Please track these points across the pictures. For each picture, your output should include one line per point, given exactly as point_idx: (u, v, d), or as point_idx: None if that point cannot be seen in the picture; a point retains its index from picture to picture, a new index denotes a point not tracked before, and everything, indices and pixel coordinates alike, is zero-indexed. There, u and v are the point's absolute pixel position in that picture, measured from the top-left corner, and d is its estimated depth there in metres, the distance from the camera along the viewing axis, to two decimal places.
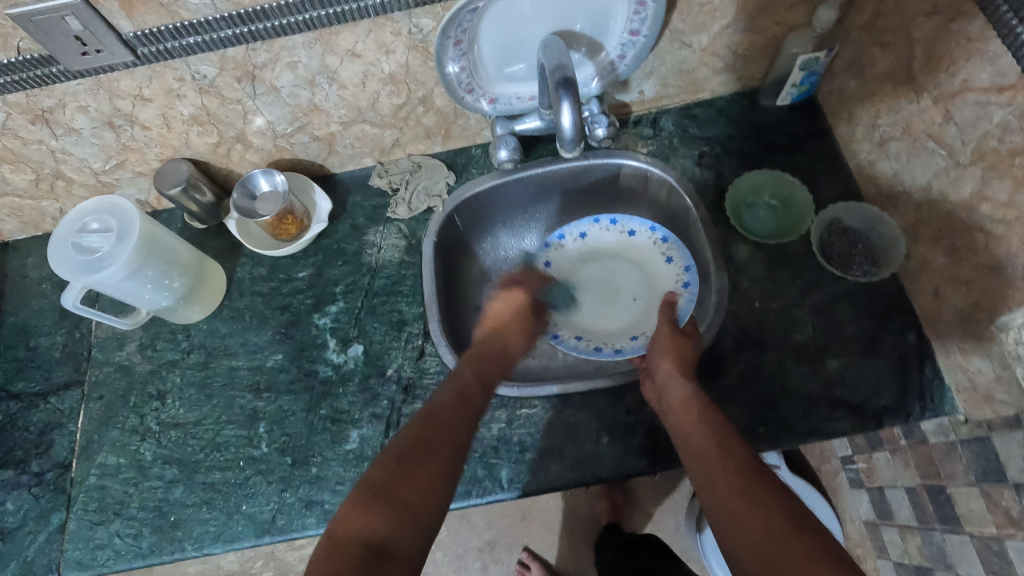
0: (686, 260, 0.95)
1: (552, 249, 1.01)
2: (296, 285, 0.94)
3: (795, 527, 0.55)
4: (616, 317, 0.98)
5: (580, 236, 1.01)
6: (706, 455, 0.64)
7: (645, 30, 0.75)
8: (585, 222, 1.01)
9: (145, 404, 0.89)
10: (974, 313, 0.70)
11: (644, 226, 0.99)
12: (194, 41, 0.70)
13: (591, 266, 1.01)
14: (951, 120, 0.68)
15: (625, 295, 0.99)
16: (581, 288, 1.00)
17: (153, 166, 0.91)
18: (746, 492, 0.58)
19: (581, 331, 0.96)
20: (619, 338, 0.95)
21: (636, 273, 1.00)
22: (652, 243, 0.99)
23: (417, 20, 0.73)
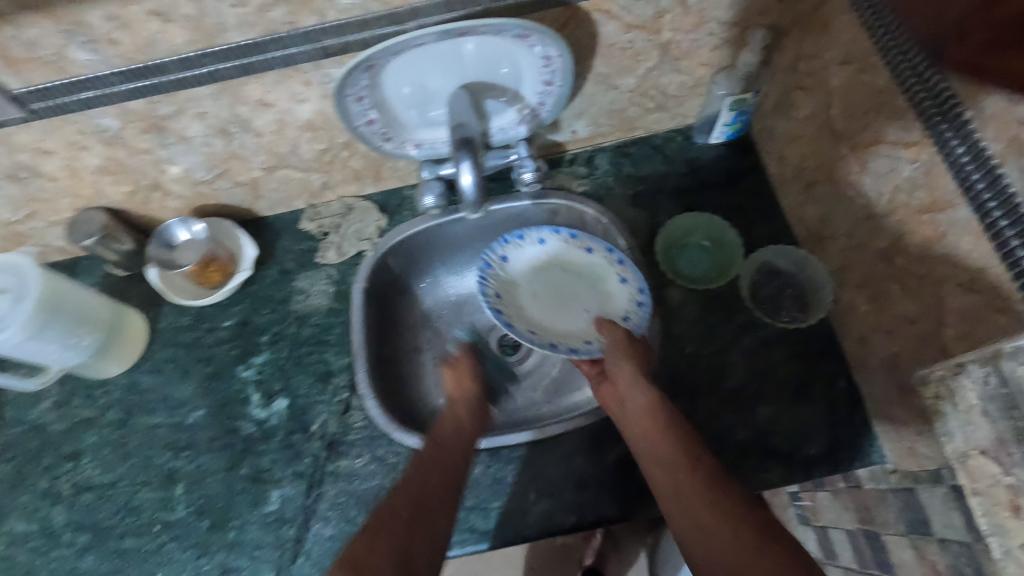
0: (641, 283, 0.83)
1: (510, 247, 0.90)
2: (221, 334, 0.91)
3: (767, 535, 0.55)
4: (567, 324, 0.88)
5: (537, 243, 0.90)
6: (670, 464, 0.64)
7: (558, 81, 0.73)
8: (545, 228, 0.89)
9: (59, 466, 0.85)
10: (896, 363, 0.69)
11: (602, 245, 0.87)
12: (90, 95, 0.67)
13: (550, 269, 0.91)
14: (867, 170, 0.67)
15: (580, 305, 0.89)
16: (535, 292, 0.91)
17: (66, 215, 0.87)
18: (716, 503, 0.59)
19: (532, 328, 0.87)
20: (569, 340, 0.86)
21: (593, 288, 0.89)
22: (609, 262, 0.87)
23: (326, 70, 0.70)
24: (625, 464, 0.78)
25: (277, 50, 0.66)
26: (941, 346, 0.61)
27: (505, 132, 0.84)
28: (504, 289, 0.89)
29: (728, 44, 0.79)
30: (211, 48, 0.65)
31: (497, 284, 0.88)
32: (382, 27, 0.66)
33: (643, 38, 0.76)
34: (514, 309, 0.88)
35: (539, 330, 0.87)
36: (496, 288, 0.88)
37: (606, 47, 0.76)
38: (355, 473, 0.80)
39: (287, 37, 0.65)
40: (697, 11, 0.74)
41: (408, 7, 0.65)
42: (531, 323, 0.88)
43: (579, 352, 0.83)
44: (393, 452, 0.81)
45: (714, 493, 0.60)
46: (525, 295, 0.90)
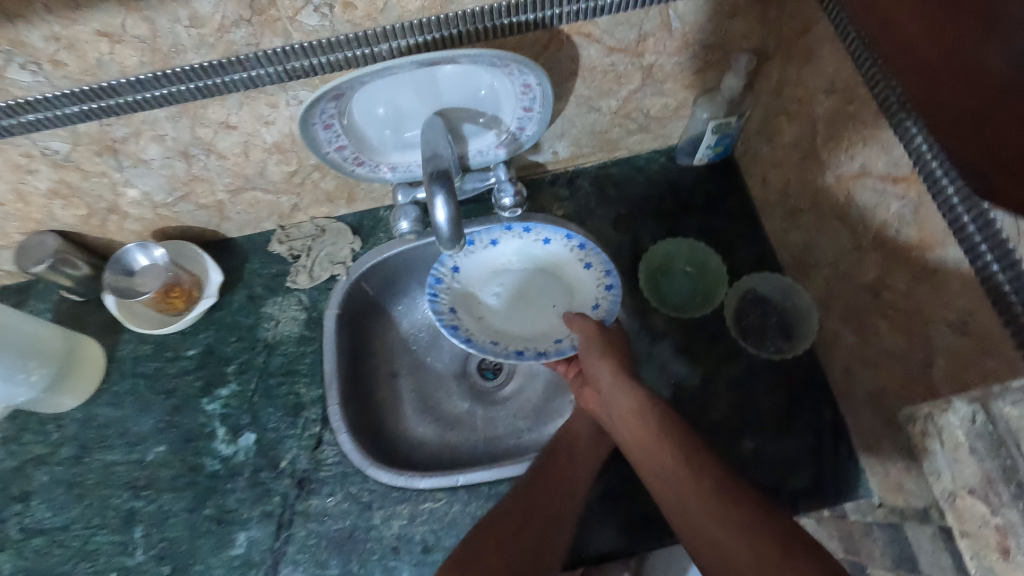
0: (606, 262, 0.83)
1: (462, 254, 0.86)
2: (184, 364, 0.86)
3: (784, 543, 0.52)
4: (536, 324, 0.86)
5: (490, 245, 0.87)
6: (673, 476, 0.62)
7: (538, 107, 0.71)
8: (495, 228, 0.85)
9: (7, 508, 0.79)
10: (882, 397, 0.68)
11: (558, 233, 0.85)
12: (35, 118, 0.63)
13: (506, 273, 0.89)
14: (853, 201, 0.66)
15: (545, 302, 0.87)
16: (497, 296, 0.88)
17: (15, 239, 0.82)
18: (724, 515, 0.57)
19: (498, 337, 0.83)
20: (540, 341, 0.83)
21: (553, 282, 0.88)
22: (569, 250, 0.86)
23: (293, 92, 0.67)
24: (608, 500, 0.75)
25: (239, 72, 0.63)
26: (928, 385, 0.59)
27: (484, 155, 0.80)
28: (461, 302, 0.86)
29: (711, 67, 0.78)
30: (167, 70, 0.61)
31: (452, 296, 0.85)
32: (351, 49, 0.63)
33: (625, 60, 0.73)
34: (475, 322, 0.85)
35: (504, 336, 0.84)
36: (453, 301, 0.85)
37: (587, 70, 0.74)
38: (326, 513, 0.76)
39: (249, 59, 0.61)
40: (681, 35, 0.72)
41: (379, 28, 0.61)
42: (498, 333, 0.84)
43: (549, 353, 0.80)
44: (366, 489, 0.78)
45: (721, 502, 0.58)
46: (485, 303, 0.87)
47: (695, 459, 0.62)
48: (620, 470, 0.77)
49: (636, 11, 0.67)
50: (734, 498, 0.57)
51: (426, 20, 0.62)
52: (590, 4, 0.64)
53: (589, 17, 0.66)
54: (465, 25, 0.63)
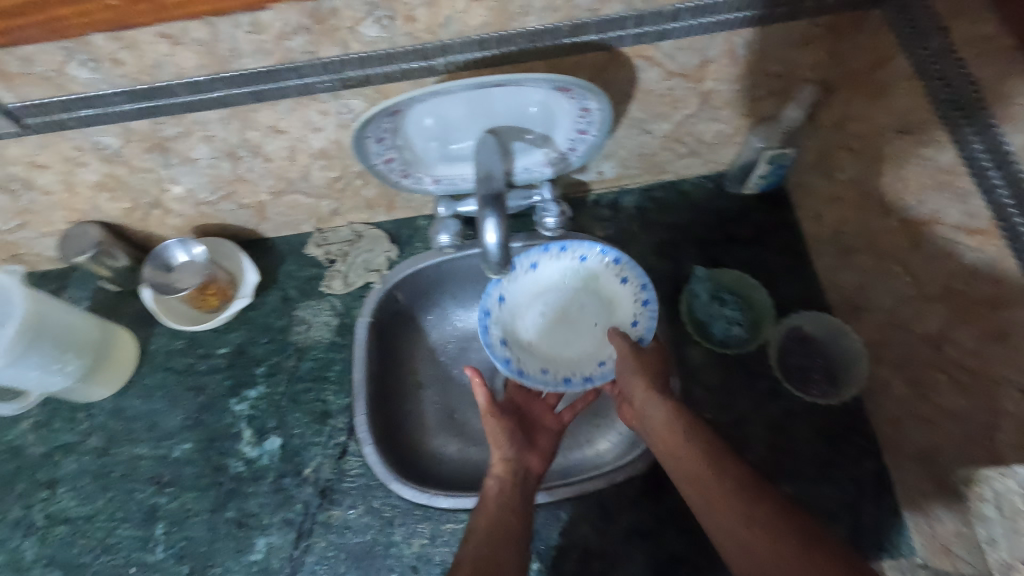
0: (642, 278, 0.80)
1: (505, 284, 0.84)
2: (215, 362, 0.86)
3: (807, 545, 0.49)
4: (580, 345, 0.84)
5: (529, 269, 0.84)
6: (699, 483, 0.59)
7: (594, 130, 0.70)
8: (533, 252, 0.83)
9: (34, 493, 0.80)
10: (934, 455, 0.64)
11: (593, 249, 0.82)
12: (89, 113, 0.63)
13: (546, 294, 0.86)
14: (918, 248, 0.63)
15: (585, 321, 0.84)
16: (539, 318, 0.85)
17: (60, 228, 0.82)
18: (748, 515, 0.53)
19: (548, 365, 0.82)
20: (586, 366, 0.81)
21: (593, 301, 0.85)
22: (605, 266, 0.83)
23: (345, 101, 0.66)
24: (634, 537, 0.72)
25: (294, 79, 0.62)
26: (990, 449, 0.56)
27: (530, 172, 0.79)
28: (509, 332, 0.83)
29: (772, 96, 0.75)
30: (223, 74, 0.60)
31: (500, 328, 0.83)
32: (408, 62, 0.62)
33: (683, 85, 0.71)
34: (522, 349, 0.83)
35: (553, 363, 0.82)
36: (502, 334, 0.82)
37: (643, 93, 0.72)
38: (347, 525, 0.75)
39: (305, 67, 0.61)
40: (744, 62, 0.69)
41: (438, 42, 0.60)
42: (547, 360, 0.83)
43: (594, 379, 0.79)
44: (389, 505, 0.76)
45: (746, 505, 0.54)
46: (530, 328, 0.85)
47: (722, 465, 0.59)
48: (648, 507, 0.74)
49: (702, 37, 0.64)
50: (758, 502, 0.54)
51: (486, 36, 0.60)
52: (655, 28, 0.62)
53: (652, 41, 0.64)
54: (525, 43, 0.61)
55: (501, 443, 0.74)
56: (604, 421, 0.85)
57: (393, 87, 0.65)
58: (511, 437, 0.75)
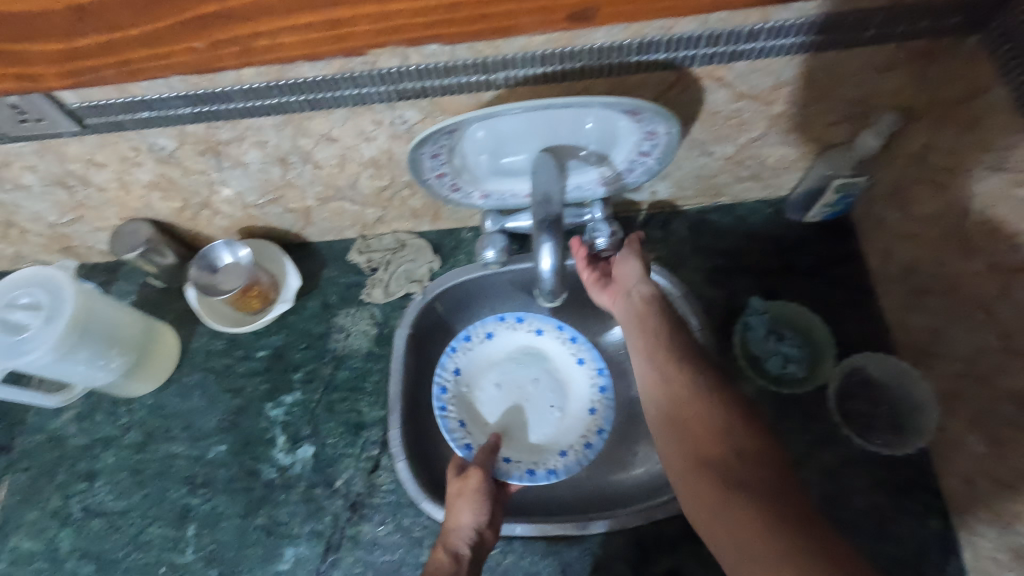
0: (597, 360, 0.87)
1: (459, 354, 0.88)
2: (253, 365, 0.86)
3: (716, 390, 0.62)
4: (540, 430, 0.85)
5: (486, 339, 0.89)
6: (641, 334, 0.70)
7: (657, 153, 0.68)
8: (489, 321, 0.89)
9: (73, 484, 0.81)
10: (1012, 522, 0.59)
11: (550, 323, 0.89)
12: (147, 115, 0.63)
13: (500, 367, 0.89)
14: (1007, 297, 0.58)
15: (541, 403, 0.87)
16: (495, 393, 0.87)
17: (112, 223, 0.83)
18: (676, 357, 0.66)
19: (510, 454, 0.82)
20: (548, 456, 0.82)
21: (546, 380, 0.88)
22: (560, 343, 0.89)
23: (400, 112, 0.64)
24: None
25: (351, 88, 0.61)
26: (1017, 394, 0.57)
27: (582, 190, 0.77)
28: (468, 411, 0.85)
29: (846, 122, 0.70)
30: (281, 82, 0.60)
31: (458, 402, 0.85)
32: (467, 75, 0.60)
33: (753, 107, 0.68)
34: (482, 430, 0.84)
35: (515, 449, 0.83)
36: (463, 412, 0.84)
37: (709, 114, 0.68)
38: (376, 542, 0.74)
39: (363, 77, 0.59)
40: (820, 86, 0.65)
41: (500, 56, 0.58)
42: (510, 445, 0.83)
43: (557, 470, 0.80)
44: (419, 524, 0.74)
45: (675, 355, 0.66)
46: (487, 406, 0.86)
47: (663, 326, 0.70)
48: (690, 550, 0.70)
49: (779, 59, 0.61)
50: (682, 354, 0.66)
51: (550, 52, 0.58)
52: (729, 48, 0.59)
53: (724, 62, 0.60)
54: (590, 59, 0.59)
55: (469, 509, 0.68)
56: (643, 451, 0.82)
57: (450, 100, 0.63)
58: (483, 504, 0.69)
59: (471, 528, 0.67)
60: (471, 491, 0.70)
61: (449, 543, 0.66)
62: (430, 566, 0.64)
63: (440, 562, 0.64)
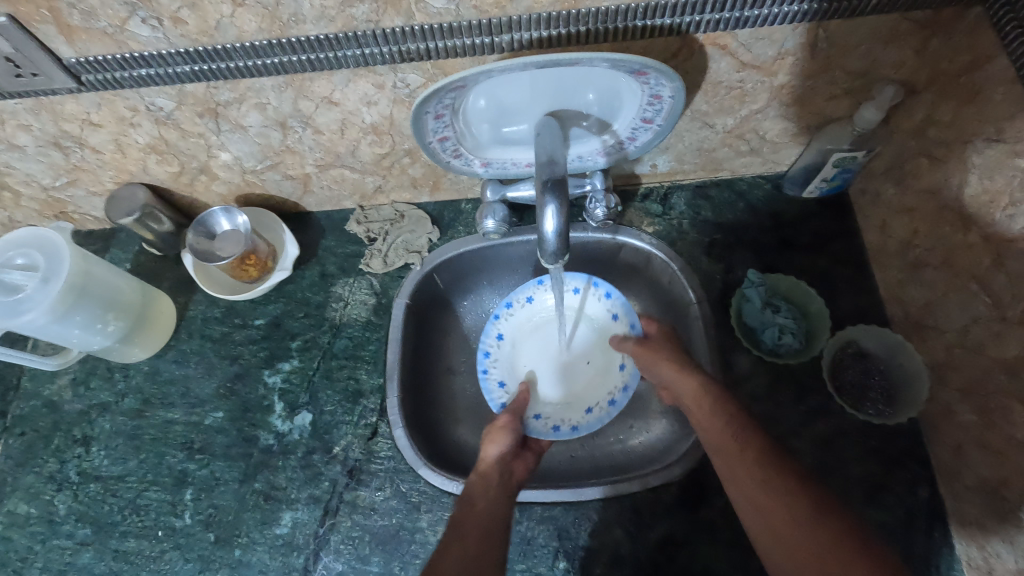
0: (631, 317, 0.83)
1: (503, 321, 0.88)
2: (250, 333, 0.86)
3: (822, 518, 0.53)
4: (573, 386, 0.86)
5: (527, 302, 0.88)
6: (726, 455, 0.61)
7: (660, 120, 0.68)
8: (529, 286, 0.88)
9: (69, 449, 0.81)
10: (1001, 487, 0.61)
11: (584, 279, 0.86)
12: (146, 73, 0.62)
13: (541, 327, 0.89)
14: (1001, 267, 0.59)
15: (578, 359, 0.88)
16: (536, 350, 0.89)
17: (108, 188, 0.82)
18: (768, 483, 0.57)
19: (542, 410, 0.84)
20: (576, 413, 0.83)
21: (585, 337, 0.88)
22: (597, 299, 0.87)
23: (403, 75, 0.64)
24: (666, 547, 0.70)
25: (354, 48, 0.60)
26: (994, 358, 0.61)
27: (584, 161, 0.76)
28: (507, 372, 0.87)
29: (847, 95, 0.70)
30: (283, 40, 0.59)
31: (500, 362, 0.87)
32: (471, 37, 0.59)
33: (755, 78, 0.68)
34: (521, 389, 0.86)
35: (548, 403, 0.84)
36: (504, 373, 0.86)
37: (712, 84, 0.68)
38: (373, 507, 0.74)
39: (367, 36, 0.59)
40: (822, 57, 0.65)
41: (505, 18, 0.58)
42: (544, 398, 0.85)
43: (580, 428, 0.81)
44: (417, 490, 0.75)
45: (769, 485, 0.57)
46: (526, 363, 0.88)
47: (748, 437, 0.61)
48: (684, 517, 0.71)
49: (782, 27, 0.61)
50: (777, 479, 0.57)
51: (556, 14, 0.58)
52: (733, 15, 0.59)
53: (730, 28, 0.61)
54: (596, 23, 0.59)
55: (496, 438, 0.74)
56: (638, 423, 0.83)
57: (454, 63, 0.63)
58: (510, 435, 0.74)
59: (498, 456, 0.71)
60: (497, 429, 0.75)
61: (480, 471, 0.70)
62: (463, 508, 0.65)
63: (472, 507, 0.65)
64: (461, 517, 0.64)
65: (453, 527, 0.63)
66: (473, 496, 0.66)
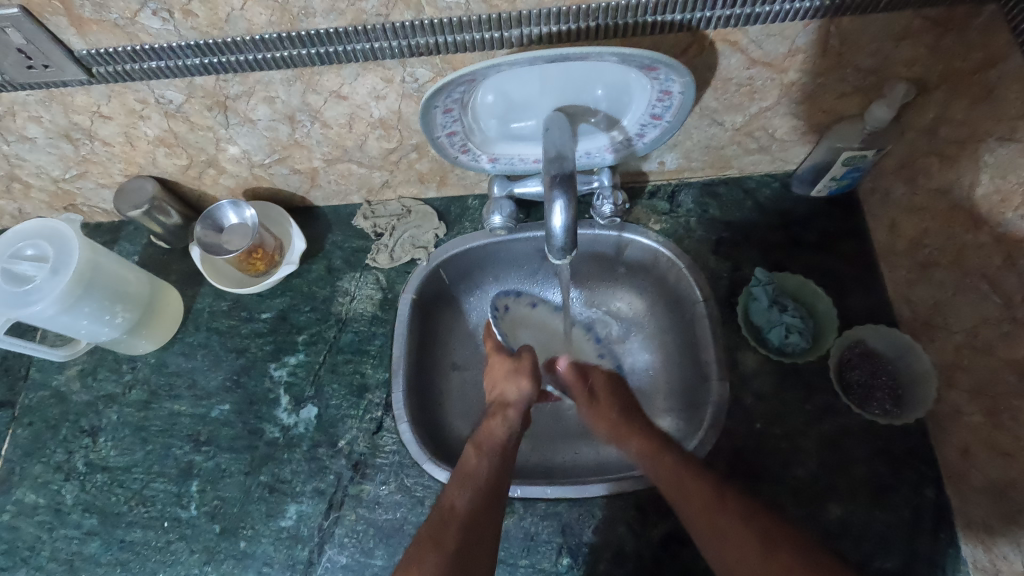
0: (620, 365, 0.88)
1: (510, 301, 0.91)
2: (257, 326, 0.86)
3: (768, 550, 0.54)
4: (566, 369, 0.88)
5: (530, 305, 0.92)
6: (682, 503, 0.62)
7: (669, 116, 0.68)
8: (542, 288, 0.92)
9: (76, 439, 0.81)
10: (1008, 488, 0.60)
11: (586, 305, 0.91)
12: (156, 65, 0.62)
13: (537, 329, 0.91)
14: (1012, 267, 0.59)
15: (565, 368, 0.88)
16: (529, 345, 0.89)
17: (117, 180, 0.83)
18: (719, 529, 0.58)
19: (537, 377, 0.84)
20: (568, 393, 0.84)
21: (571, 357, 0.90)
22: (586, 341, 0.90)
23: (411, 69, 0.64)
24: (671, 544, 0.70)
25: (363, 42, 0.60)
26: (1004, 359, 0.60)
27: (591, 157, 0.76)
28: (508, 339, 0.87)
29: (859, 93, 0.70)
30: (293, 33, 0.59)
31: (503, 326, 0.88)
32: (480, 31, 0.59)
33: (765, 75, 0.67)
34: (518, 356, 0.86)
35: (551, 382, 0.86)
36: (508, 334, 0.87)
37: (721, 81, 0.68)
38: (378, 501, 0.75)
39: (376, 30, 0.59)
40: (834, 54, 0.65)
41: (515, 13, 0.58)
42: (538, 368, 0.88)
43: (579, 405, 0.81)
44: (421, 485, 0.75)
45: (721, 529, 0.58)
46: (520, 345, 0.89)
47: (691, 486, 0.62)
48: None
49: (794, 23, 0.60)
50: (724, 520, 0.58)
51: (566, 9, 0.57)
52: (745, 10, 0.59)
53: (740, 24, 0.60)
54: (606, 19, 0.58)
55: (520, 382, 0.77)
56: None
57: (463, 58, 0.62)
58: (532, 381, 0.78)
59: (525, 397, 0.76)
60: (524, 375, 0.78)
61: (507, 415, 0.74)
62: (462, 466, 0.66)
63: (472, 465, 0.66)
64: (470, 470, 0.66)
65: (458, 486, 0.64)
66: (489, 442, 0.69)
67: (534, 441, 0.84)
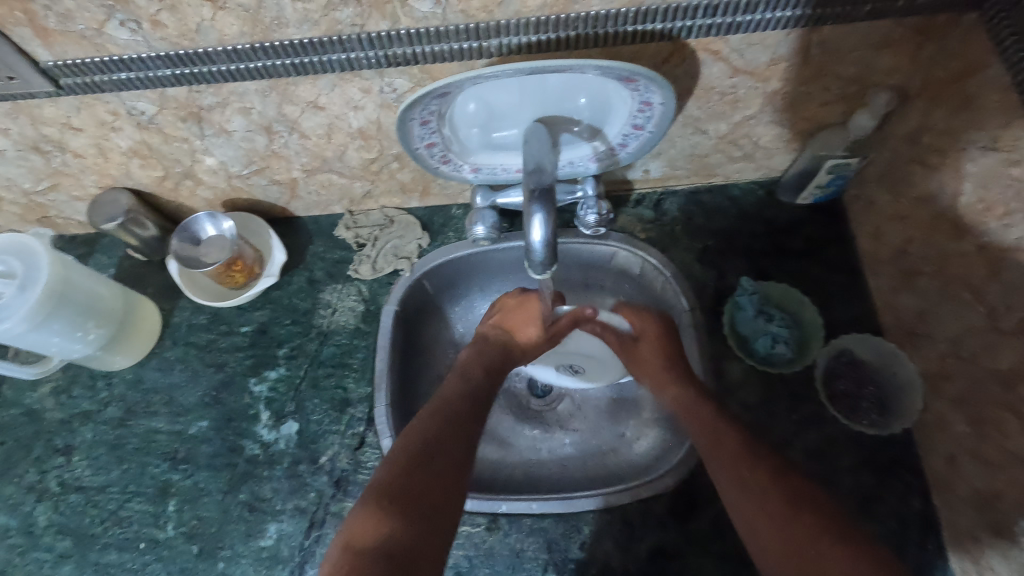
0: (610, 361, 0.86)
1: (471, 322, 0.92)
2: (236, 340, 0.84)
3: (793, 508, 0.53)
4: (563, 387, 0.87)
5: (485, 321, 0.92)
6: (714, 454, 0.61)
7: (651, 126, 0.67)
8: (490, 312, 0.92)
9: (50, 459, 0.79)
10: (993, 499, 0.60)
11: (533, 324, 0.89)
12: (126, 77, 0.61)
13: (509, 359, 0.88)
14: (995, 277, 0.59)
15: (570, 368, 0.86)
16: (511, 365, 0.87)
17: (90, 192, 0.81)
18: (744, 478, 0.57)
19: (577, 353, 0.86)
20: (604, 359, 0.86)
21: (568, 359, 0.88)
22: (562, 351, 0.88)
23: (389, 79, 0.63)
24: (657, 558, 0.69)
25: (338, 52, 0.59)
26: (988, 368, 0.60)
27: (574, 166, 0.75)
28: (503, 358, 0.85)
29: (841, 101, 0.69)
30: (266, 43, 0.58)
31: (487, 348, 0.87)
32: (458, 41, 0.58)
33: (748, 84, 0.67)
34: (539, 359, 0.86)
35: (508, 415, 0.86)
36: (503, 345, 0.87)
37: (703, 90, 0.67)
38: None
39: (352, 40, 0.58)
40: (815, 63, 0.64)
41: (493, 22, 0.57)
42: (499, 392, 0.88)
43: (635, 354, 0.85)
44: None
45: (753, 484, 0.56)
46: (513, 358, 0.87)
47: (723, 434, 0.61)
48: (676, 528, 0.70)
49: (774, 33, 0.60)
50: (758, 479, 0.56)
51: (544, 19, 0.57)
52: (726, 20, 0.58)
53: (721, 34, 0.60)
54: (586, 28, 0.58)
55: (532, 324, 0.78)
56: (630, 431, 0.82)
57: (441, 68, 0.61)
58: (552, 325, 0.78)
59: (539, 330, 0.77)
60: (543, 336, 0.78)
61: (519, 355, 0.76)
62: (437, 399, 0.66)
63: (449, 404, 0.64)
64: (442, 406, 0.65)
65: (431, 417, 0.63)
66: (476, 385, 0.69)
67: (520, 453, 0.83)
